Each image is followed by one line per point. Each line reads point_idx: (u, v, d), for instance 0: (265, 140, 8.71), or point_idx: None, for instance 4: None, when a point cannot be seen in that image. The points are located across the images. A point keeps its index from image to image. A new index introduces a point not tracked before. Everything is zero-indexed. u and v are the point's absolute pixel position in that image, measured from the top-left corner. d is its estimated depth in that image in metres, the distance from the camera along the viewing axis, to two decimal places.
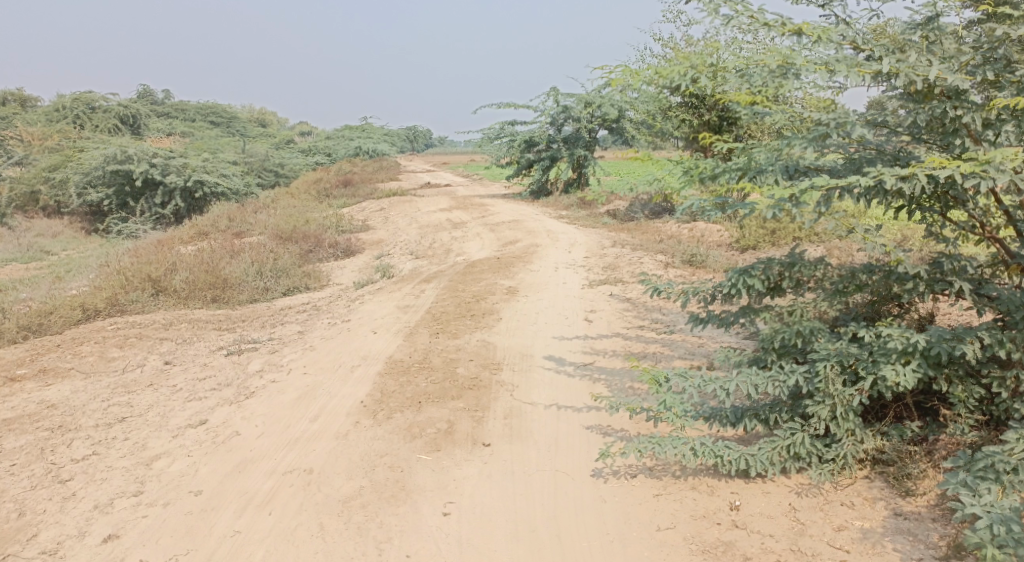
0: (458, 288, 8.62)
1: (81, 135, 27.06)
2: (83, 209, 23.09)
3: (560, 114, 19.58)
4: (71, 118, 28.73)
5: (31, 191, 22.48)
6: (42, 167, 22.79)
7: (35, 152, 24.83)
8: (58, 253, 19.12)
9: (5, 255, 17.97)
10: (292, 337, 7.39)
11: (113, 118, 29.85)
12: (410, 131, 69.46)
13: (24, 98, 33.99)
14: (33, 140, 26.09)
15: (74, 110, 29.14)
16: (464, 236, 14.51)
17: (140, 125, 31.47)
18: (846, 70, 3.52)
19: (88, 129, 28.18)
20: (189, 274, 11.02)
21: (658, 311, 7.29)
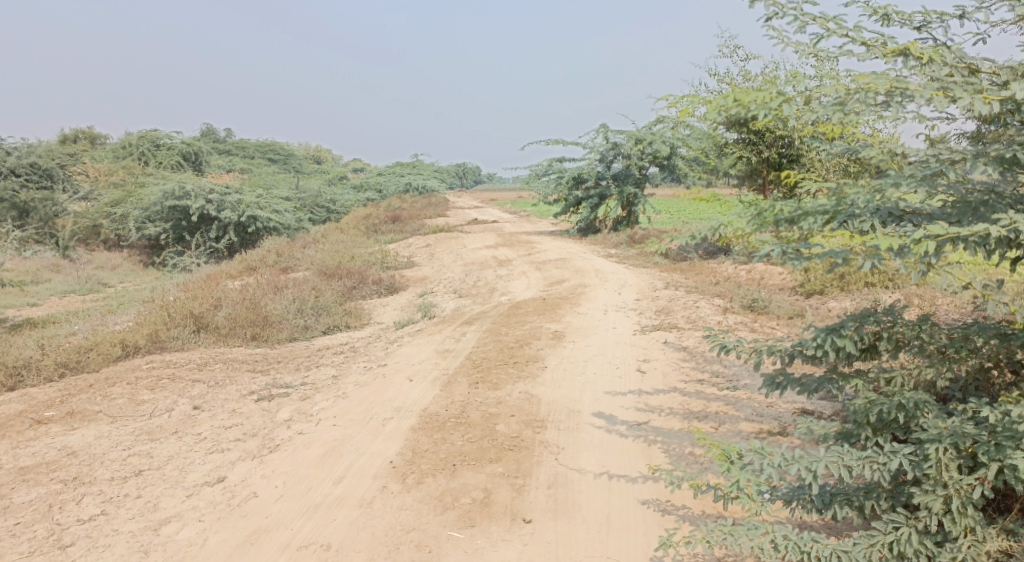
0: (501, 331, 8.16)
1: (145, 171, 28.09)
2: (142, 243, 23.75)
3: (610, 151, 19.18)
4: (137, 155, 29.90)
5: (94, 225, 23.25)
6: (105, 202, 23.61)
7: (101, 187, 25.84)
8: (114, 285, 19.59)
9: (65, 286, 18.48)
10: (325, 381, 7.03)
11: (175, 155, 30.94)
12: (459, 169, 70.35)
13: (95, 137, 35.72)
14: (99, 176, 27.18)
15: (140, 148, 30.34)
16: (509, 274, 14.11)
17: (201, 162, 32.57)
18: (968, 95, 2.87)
19: (152, 166, 29.27)
20: (231, 311, 10.93)
21: (718, 363, 6.65)
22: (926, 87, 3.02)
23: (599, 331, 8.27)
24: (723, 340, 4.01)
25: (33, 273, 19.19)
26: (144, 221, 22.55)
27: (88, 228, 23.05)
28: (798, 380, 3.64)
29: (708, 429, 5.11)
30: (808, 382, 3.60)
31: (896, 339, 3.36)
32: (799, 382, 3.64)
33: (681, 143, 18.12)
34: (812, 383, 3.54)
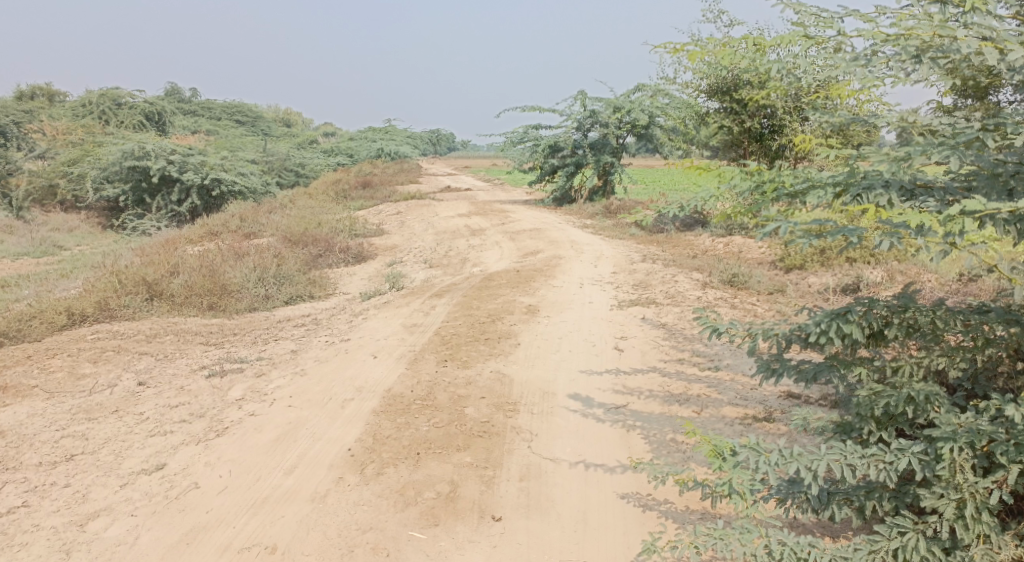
0: (472, 305, 7.76)
1: (104, 129, 26.74)
2: (100, 204, 22.68)
3: (587, 119, 18.68)
4: (96, 112, 28.44)
5: (48, 185, 22.09)
6: (60, 161, 22.43)
7: (56, 144, 24.55)
8: (70, 248, 18.67)
9: (16, 248, 17.52)
10: (283, 356, 6.57)
11: (137, 114, 29.53)
12: (432, 135, 69.00)
13: (51, 92, 33.97)
14: (55, 133, 25.84)
15: (99, 105, 28.86)
16: (481, 244, 13.66)
17: (164, 121, 31.19)
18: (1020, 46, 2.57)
19: (111, 125, 27.89)
20: (188, 279, 10.35)
21: (698, 342, 6.35)
22: (971, 37, 2.70)
23: (574, 306, 7.92)
24: (714, 322, 3.67)
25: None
26: (101, 181, 21.47)
27: (42, 188, 21.90)
28: (796, 368, 3.34)
29: (691, 414, 4.81)
30: (806, 370, 3.30)
31: (906, 325, 3.07)
32: (797, 370, 3.34)
33: (660, 112, 17.69)
34: (810, 372, 3.24)
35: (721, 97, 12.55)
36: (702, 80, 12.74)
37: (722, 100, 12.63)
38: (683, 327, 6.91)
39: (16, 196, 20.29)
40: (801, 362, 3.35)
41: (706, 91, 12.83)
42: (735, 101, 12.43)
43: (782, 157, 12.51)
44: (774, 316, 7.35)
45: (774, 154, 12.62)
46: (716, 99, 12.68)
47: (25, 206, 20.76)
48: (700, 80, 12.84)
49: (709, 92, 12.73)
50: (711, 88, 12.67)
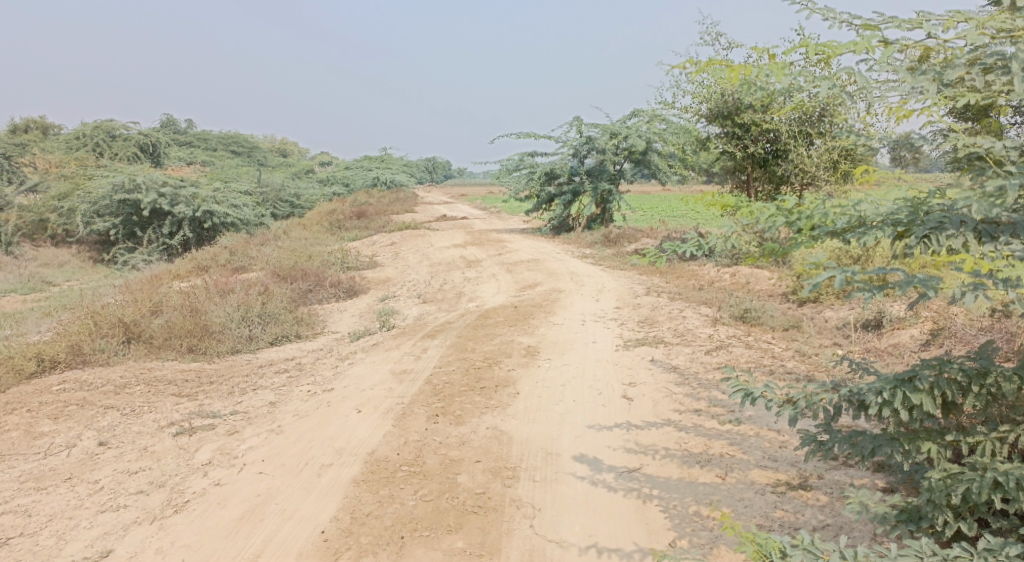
0: (468, 348, 7.21)
1: (99, 163, 26.35)
2: (92, 238, 22.21)
3: (583, 146, 18.30)
4: (92, 146, 28.04)
5: (39, 219, 21.66)
6: (51, 195, 22.00)
7: (49, 178, 24.17)
8: (59, 283, 18.14)
9: (3, 285, 16.98)
10: (260, 409, 6.00)
11: (133, 147, 29.16)
12: (428, 163, 68.90)
13: (46, 126, 33.75)
14: (49, 168, 25.47)
15: (95, 138, 28.48)
16: (477, 277, 13.16)
17: (159, 154, 30.86)
18: None
19: (106, 158, 27.49)
20: (169, 319, 9.79)
21: (715, 390, 5.81)
22: None
23: (577, 346, 7.37)
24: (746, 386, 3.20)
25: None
26: (92, 215, 21.00)
27: (33, 223, 21.44)
28: (849, 438, 2.89)
29: (714, 480, 4.26)
30: (861, 442, 2.84)
31: (987, 393, 2.64)
32: (850, 443, 2.87)
33: (658, 138, 17.33)
34: (868, 446, 2.78)
35: (722, 122, 12.10)
36: (702, 104, 12.35)
37: (723, 125, 12.18)
38: (696, 370, 6.37)
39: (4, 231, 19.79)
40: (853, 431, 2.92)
41: (706, 115, 12.40)
42: (736, 125, 12.01)
43: (787, 183, 12.05)
44: (792, 357, 6.81)
45: (779, 179, 12.17)
46: (717, 124, 12.24)
47: (13, 242, 20.26)
48: (700, 104, 12.43)
49: (709, 116, 12.31)
50: (711, 113, 12.25)
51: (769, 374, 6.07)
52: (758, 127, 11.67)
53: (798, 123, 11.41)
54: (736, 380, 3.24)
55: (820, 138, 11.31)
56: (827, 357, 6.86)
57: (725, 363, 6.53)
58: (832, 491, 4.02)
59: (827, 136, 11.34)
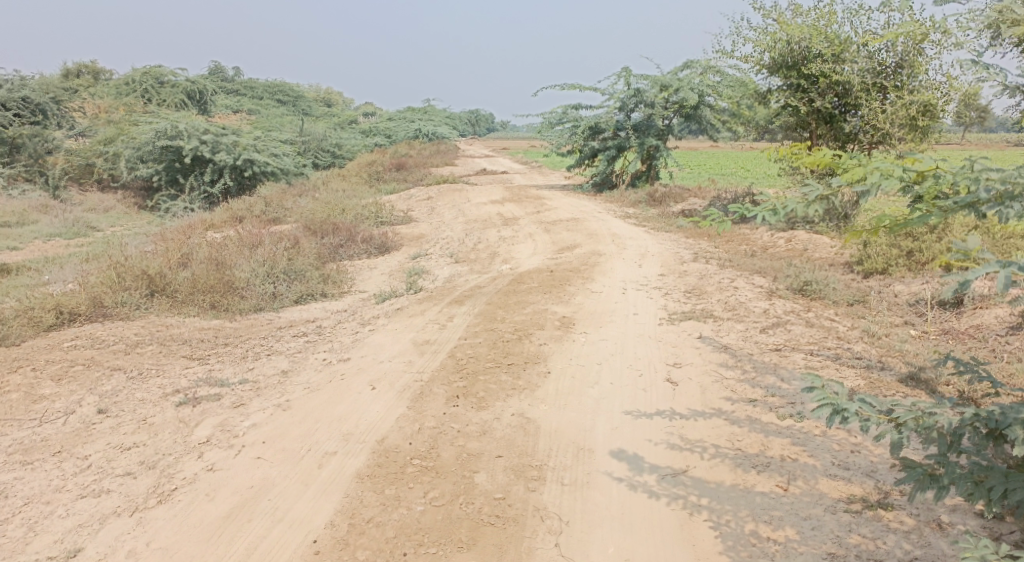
0: (497, 316, 6.63)
1: (145, 109, 26.25)
2: (137, 184, 22.20)
3: (631, 98, 17.22)
4: (140, 92, 27.72)
5: (86, 164, 21.69)
6: (96, 141, 21.99)
7: (97, 124, 24.20)
8: (103, 229, 18.17)
9: (49, 229, 17.06)
10: (269, 379, 5.55)
11: (179, 94, 28.87)
12: (471, 115, 67.57)
13: (97, 72, 33.84)
14: (98, 114, 25.55)
15: (143, 85, 27.97)
16: (514, 236, 12.54)
17: (205, 101, 30.62)
18: None
19: (154, 104, 27.14)
20: (194, 273, 9.46)
21: (773, 375, 5.09)
22: None
23: (617, 319, 6.71)
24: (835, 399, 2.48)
25: (19, 214, 17.76)
26: (135, 161, 20.89)
27: (80, 167, 21.50)
28: (971, 475, 2.22)
29: (774, 491, 3.60)
30: (989, 482, 2.17)
31: None
32: (971, 481, 2.20)
33: (711, 90, 16.16)
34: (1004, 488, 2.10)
35: (785, 73, 10.99)
36: (764, 53, 11.22)
37: (786, 77, 11.06)
38: (750, 351, 5.65)
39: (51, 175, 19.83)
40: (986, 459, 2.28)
41: (767, 66, 11.28)
42: (802, 77, 10.90)
43: (855, 141, 10.90)
44: (861, 339, 6.01)
45: (846, 137, 11.02)
46: (779, 75, 11.14)
47: (61, 186, 20.35)
48: (761, 54, 11.31)
49: (771, 67, 11.18)
50: (773, 63, 11.13)
51: (835, 360, 5.32)
52: (827, 79, 10.53)
53: (872, 74, 10.26)
54: (821, 390, 2.52)
55: (897, 91, 10.13)
56: (901, 341, 6.03)
57: (783, 343, 5.78)
58: (923, 515, 3.33)
59: (905, 89, 10.14)
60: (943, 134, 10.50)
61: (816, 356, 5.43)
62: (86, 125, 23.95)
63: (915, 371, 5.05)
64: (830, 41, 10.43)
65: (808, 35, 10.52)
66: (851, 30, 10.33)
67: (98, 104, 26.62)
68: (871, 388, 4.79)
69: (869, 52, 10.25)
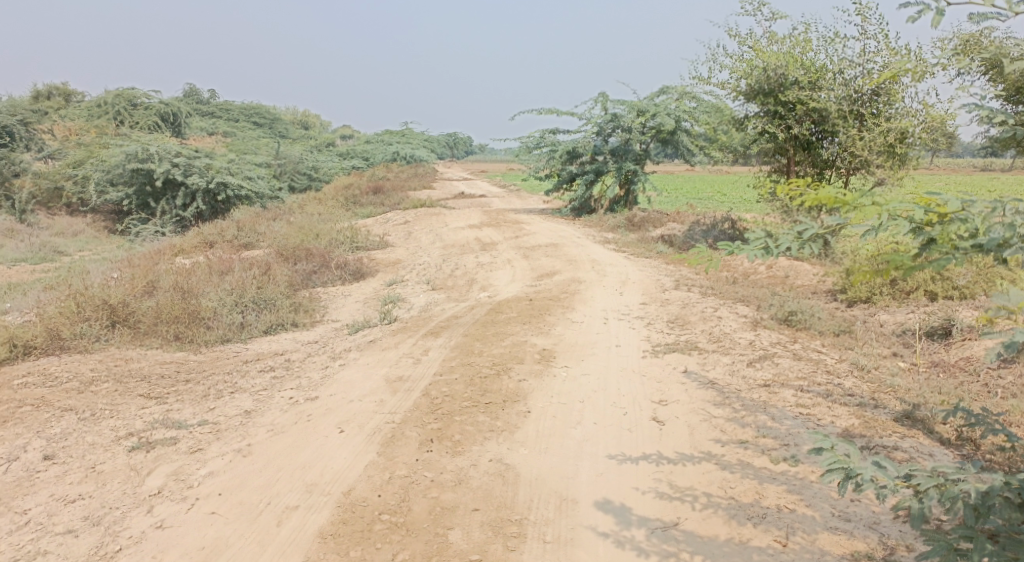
0: (475, 350, 6.37)
1: (117, 131, 25.68)
2: (107, 208, 21.63)
3: (608, 123, 17.23)
4: (112, 114, 27.23)
5: (54, 187, 21.04)
6: (65, 164, 21.39)
7: (67, 146, 23.59)
8: (70, 254, 17.57)
9: (12, 254, 16.43)
10: (232, 421, 5.20)
11: (153, 116, 28.34)
12: (450, 137, 67.69)
13: (68, 93, 33.19)
14: (67, 136, 24.94)
15: (116, 106, 27.57)
16: (492, 262, 12.31)
17: (180, 123, 30.13)
18: None
19: (126, 127, 26.66)
20: (159, 303, 9.06)
21: (763, 414, 4.89)
22: None
23: (599, 352, 6.48)
24: (847, 463, 2.40)
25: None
26: (105, 183, 20.34)
27: (48, 191, 20.85)
28: (1005, 552, 2.09)
29: (772, 547, 3.37)
30: None
31: None
32: (1005, 557, 2.08)
33: (688, 116, 16.27)
34: None
35: (762, 100, 10.97)
36: (741, 80, 11.22)
37: (763, 104, 11.04)
38: (737, 387, 5.44)
39: (17, 198, 19.20)
40: (1009, 527, 2.17)
41: (745, 93, 11.27)
42: (779, 103, 10.88)
43: (833, 167, 10.94)
44: (849, 373, 5.85)
45: (824, 164, 11.01)
46: (757, 102, 11.11)
47: (28, 210, 19.70)
48: (738, 80, 11.30)
49: (748, 94, 11.17)
50: (750, 90, 11.12)
51: (825, 398, 5.14)
52: (804, 106, 10.53)
53: (848, 101, 10.30)
54: (832, 454, 2.43)
55: (874, 119, 10.17)
56: (889, 375, 5.89)
57: (771, 378, 5.59)
58: None
59: (881, 117, 10.18)
60: (920, 160, 10.54)
61: (805, 393, 5.25)
62: (55, 147, 23.34)
63: (908, 409, 4.89)
64: (807, 68, 10.46)
65: (785, 62, 10.55)
66: (827, 58, 10.38)
67: (68, 126, 26.02)
68: (864, 428, 4.61)
69: (844, 80, 10.30)
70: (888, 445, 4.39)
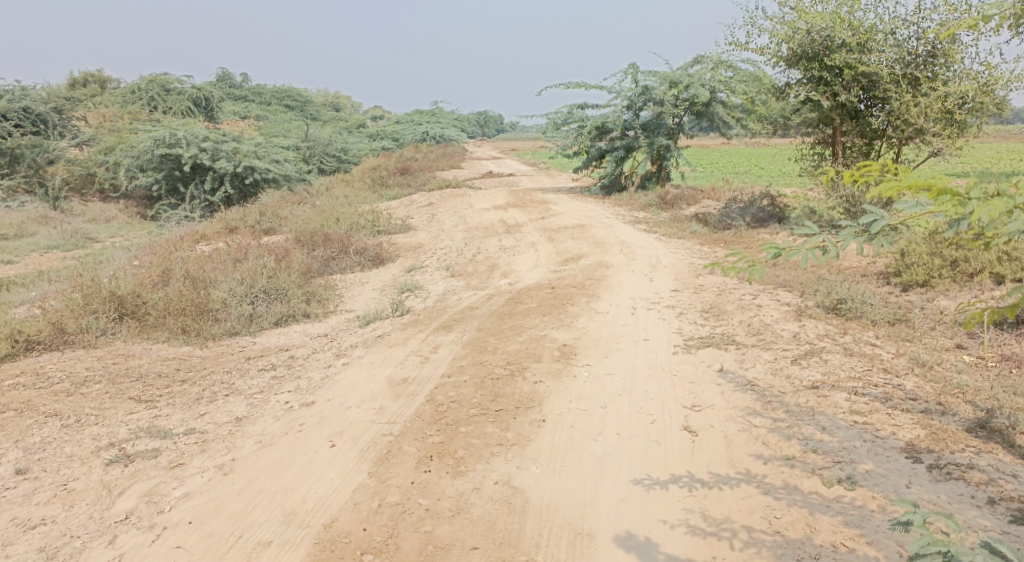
0: (487, 347, 5.82)
1: (148, 117, 25.64)
2: (138, 193, 21.62)
3: (639, 96, 16.35)
4: (146, 99, 27.20)
5: (87, 174, 21.05)
6: (96, 151, 21.40)
7: (99, 132, 23.62)
8: (102, 240, 17.55)
9: (46, 241, 16.43)
10: (220, 430, 4.79)
11: (186, 101, 28.22)
12: (479, 116, 66.87)
13: (104, 80, 33.40)
14: (100, 123, 24.99)
15: (150, 92, 27.53)
16: (515, 245, 11.72)
17: (212, 108, 30.00)
18: None
19: (158, 112, 26.60)
20: (168, 295, 8.73)
21: (811, 424, 4.22)
22: None
23: (624, 347, 5.87)
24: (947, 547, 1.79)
25: (17, 225, 17.18)
26: (135, 169, 20.25)
27: (81, 177, 20.87)
28: None
29: None
30: None
31: None
32: None
33: (723, 87, 15.38)
34: None
35: (805, 66, 10.08)
36: (782, 44, 10.33)
37: (806, 70, 10.14)
38: (780, 389, 4.78)
39: (51, 185, 19.20)
40: None
41: (786, 59, 10.38)
42: (824, 69, 9.98)
43: (883, 138, 10.08)
44: (909, 370, 5.11)
45: (873, 134, 10.14)
46: (800, 68, 10.22)
47: (62, 196, 19.72)
48: (779, 45, 10.41)
49: (790, 60, 10.29)
50: (792, 55, 10.24)
51: (885, 402, 4.44)
52: (852, 71, 9.61)
53: (901, 65, 9.36)
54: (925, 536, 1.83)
55: (930, 83, 9.20)
56: (956, 372, 5.13)
57: (820, 377, 4.90)
58: None
59: (938, 81, 9.21)
60: (981, 128, 9.48)
61: (860, 396, 4.55)
62: (88, 133, 23.38)
63: (983, 417, 4.15)
64: (855, 29, 9.53)
65: (830, 24, 9.64)
66: (877, 18, 9.43)
67: (102, 113, 26.10)
68: (932, 440, 3.91)
69: (896, 41, 9.38)
70: (961, 463, 3.67)
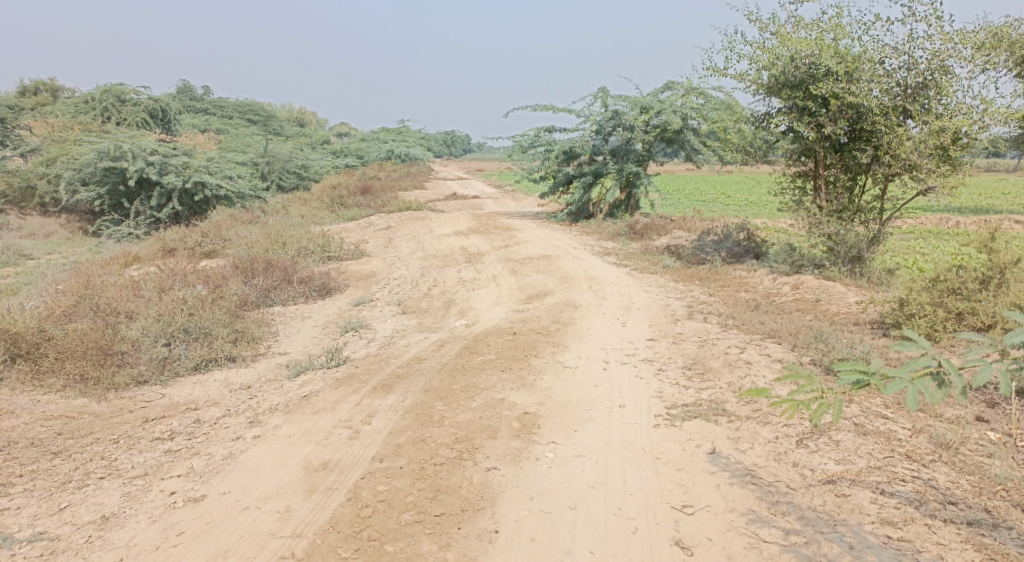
0: (432, 417, 4.79)
1: (99, 126, 23.98)
2: (83, 207, 19.89)
3: (609, 121, 15.65)
4: (100, 110, 25.42)
5: (27, 185, 19.35)
6: (38, 161, 19.76)
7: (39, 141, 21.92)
8: (38, 257, 15.94)
9: None
10: (78, 536, 3.70)
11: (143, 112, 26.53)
12: (446, 136, 66.23)
13: (55, 88, 31.57)
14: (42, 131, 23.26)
15: (104, 102, 25.77)
16: (475, 278, 10.76)
17: (172, 119, 28.31)
18: None
19: (111, 122, 24.91)
20: (71, 334, 7.50)
21: (835, 542, 3.36)
22: None
23: (596, 418, 4.91)
24: None
25: None
26: (77, 182, 18.66)
27: (19, 189, 19.19)
28: None
29: None
30: None
31: None
32: None
33: (694, 114, 14.85)
34: None
35: (788, 94, 9.45)
36: (763, 71, 9.70)
37: (789, 98, 9.52)
38: (788, 485, 3.91)
39: None
40: None
41: (766, 86, 9.74)
42: (808, 97, 9.35)
43: (869, 173, 9.44)
44: (934, 456, 4.30)
45: (858, 168, 9.51)
46: (782, 96, 9.58)
47: None
48: (760, 71, 9.78)
49: (772, 87, 9.64)
50: (774, 82, 9.60)
51: (921, 509, 3.61)
52: (839, 100, 8.97)
53: (891, 96, 8.80)
54: None
55: (922, 116, 8.62)
56: (987, 457, 4.32)
57: (836, 468, 4.06)
58: None
59: (930, 114, 8.67)
60: (973, 166, 8.93)
61: (889, 499, 3.72)
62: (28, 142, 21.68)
63: None
64: (842, 57, 8.95)
65: (816, 50, 9.08)
66: (865, 46, 8.87)
67: (48, 122, 24.41)
68: None
69: (885, 71, 8.83)
70: None
